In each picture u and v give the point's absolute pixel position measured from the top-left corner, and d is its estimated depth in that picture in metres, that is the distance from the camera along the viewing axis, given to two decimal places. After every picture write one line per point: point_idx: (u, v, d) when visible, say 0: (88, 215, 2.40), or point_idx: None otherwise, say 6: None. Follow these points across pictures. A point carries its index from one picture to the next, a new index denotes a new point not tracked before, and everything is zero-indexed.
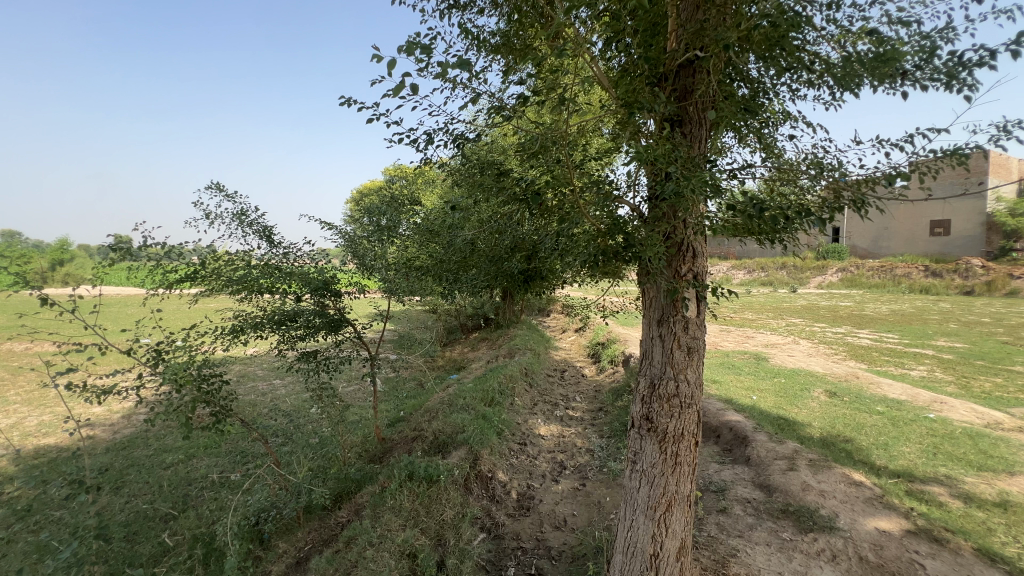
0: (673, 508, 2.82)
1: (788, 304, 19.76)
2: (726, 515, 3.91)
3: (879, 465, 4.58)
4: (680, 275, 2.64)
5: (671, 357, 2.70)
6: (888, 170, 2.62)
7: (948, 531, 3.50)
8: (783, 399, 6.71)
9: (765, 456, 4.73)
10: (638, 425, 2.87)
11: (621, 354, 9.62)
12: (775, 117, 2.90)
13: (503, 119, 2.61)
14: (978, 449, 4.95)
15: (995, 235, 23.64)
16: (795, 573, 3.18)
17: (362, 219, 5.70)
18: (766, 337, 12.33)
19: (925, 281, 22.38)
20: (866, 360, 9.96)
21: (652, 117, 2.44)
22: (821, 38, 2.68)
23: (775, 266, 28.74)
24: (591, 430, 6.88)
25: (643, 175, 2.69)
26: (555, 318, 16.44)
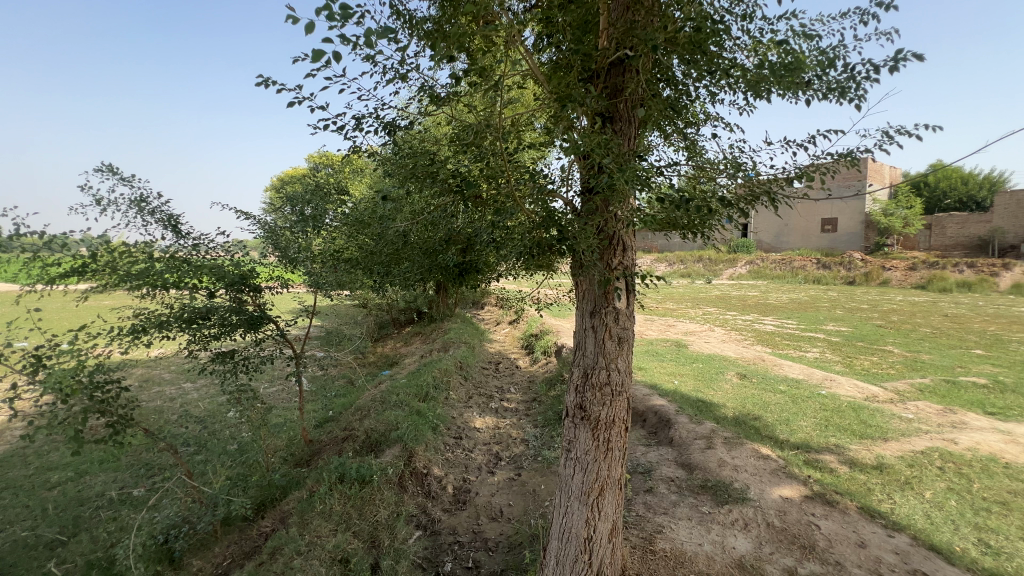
0: (605, 493, 2.93)
1: (703, 294, 21.33)
2: (652, 495, 4.15)
3: (782, 439, 5.08)
4: (611, 268, 2.72)
5: (603, 348, 2.79)
6: (793, 172, 2.86)
7: (838, 493, 3.95)
8: (701, 382, 7.26)
9: (686, 436, 5.08)
10: (572, 414, 2.95)
11: (554, 344, 9.86)
12: (696, 118, 3.06)
13: (436, 106, 2.53)
14: (860, 419, 5.66)
15: (871, 231, 27.40)
16: (714, 542, 3.45)
17: (283, 209, 5.36)
18: (685, 325, 13.24)
19: (818, 273, 25.15)
20: (770, 344, 11.02)
21: (584, 113, 2.49)
22: (736, 47, 2.86)
23: (692, 259, 30.85)
24: (526, 420, 7.00)
25: (575, 170, 2.74)
26: (489, 311, 16.48)
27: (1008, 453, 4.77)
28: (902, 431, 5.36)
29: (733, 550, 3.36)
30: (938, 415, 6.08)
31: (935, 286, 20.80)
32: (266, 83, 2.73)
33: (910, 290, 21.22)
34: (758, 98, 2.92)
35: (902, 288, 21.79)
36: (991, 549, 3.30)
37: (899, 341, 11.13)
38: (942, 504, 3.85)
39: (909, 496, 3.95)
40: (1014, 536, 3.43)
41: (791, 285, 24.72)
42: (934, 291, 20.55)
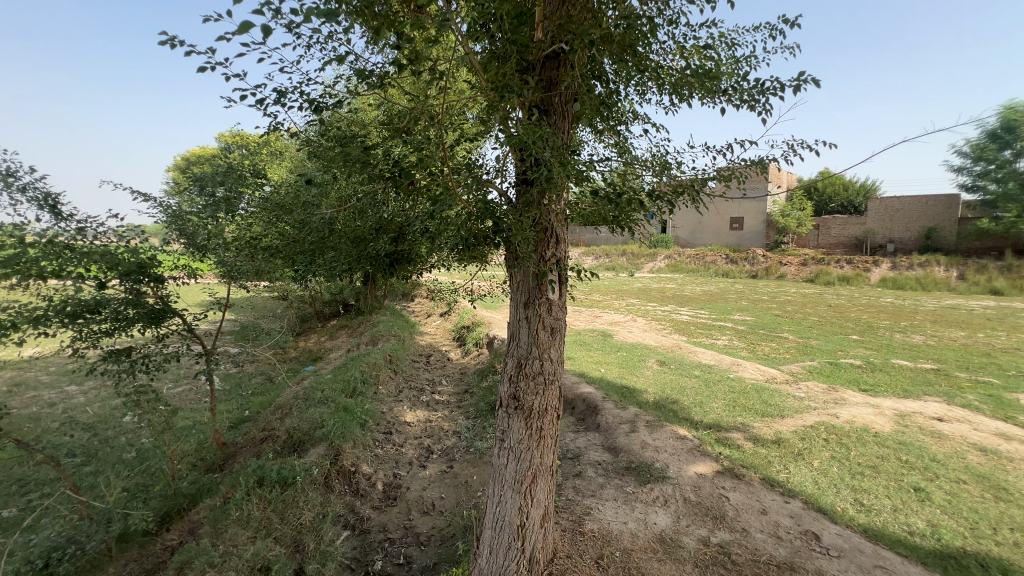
0: (538, 480, 3.00)
1: (626, 286, 22.44)
2: (581, 479, 4.32)
3: (697, 420, 5.50)
4: (544, 260, 2.75)
5: (536, 338, 2.84)
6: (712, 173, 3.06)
7: (744, 467, 4.36)
8: (625, 370, 7.65)
9: (612, 421, 5.34)
10: (505, 404, 2.98)
11: (485, 336, 9.89)
12: (625, 116, 3.17)
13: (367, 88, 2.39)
14: (762, 399, 6.28)
15: (771, 231, 30.42)
16: (637, 520, 3.65)
17: (189, 191, 4.85)
18: (611, 316, 13.86)
19: (726, 268, 27.43)
20: (685, 333, 11.87)
21: (521, 104, 2.48)
22: (663, 51, 3.00)
23: (616, 253, 32.37)
24: (458, 412, 6.97)
25: (511, 162, 2.73)
26: (419, 303, 16.18)
27: (877, 424, 5.52)
28: (795, 409, 6.00)
29: (654, 526, 3.58)
30: (823, 393, 6.89)
31: (821, 280, 23.51)
32: (174, 42, 2.36)
33: (802, 283, 23.81)
34: (681, 101, 3.08)
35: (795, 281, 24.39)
36: (864, 507, 3.81)
37: (793, 328, 12.47)
38: (826, 471, 4.37)
39: (801, 466, 4.45)
40: (882, 494, 3.99)
41: (704, 278, 26.73)
42: (821, 284, 23.22)
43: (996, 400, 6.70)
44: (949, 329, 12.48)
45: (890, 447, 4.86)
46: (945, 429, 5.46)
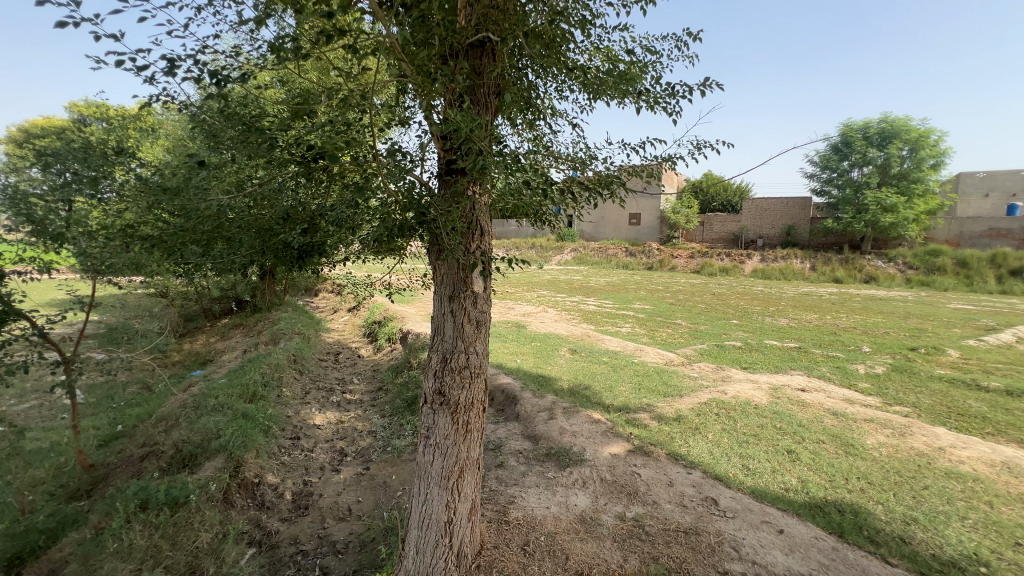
0: (465, 474, 2.99)
1: (537, 278, 23.12)
2: (503, 469, 4.39)
3: (608, 403, 5.85)
4: (469, 253, 2.70)
5: (462, 332, 2.80)
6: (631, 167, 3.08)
7: (652, 445, 4.72)
8: (540, 359, 7.89)
9: (530, 410, 5.49)
10: (430, 400, 2.92)
11: (399, 331, 9.59)
12: (545, 111, 3.20)
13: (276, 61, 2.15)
14: (663, 380, 6.86)
15: (664, 225, 33.19)
16: (559, 503, 3.79)
17: (29, 168, 4.03)
18: (523, 307, 14.20)
19: (626, 260, 29.41)
20: (593, 322, 12.55)
21: (446, 92, 2.40)
22: (580, 50, 3.08)
23: (526, 246, 33.17)
24: (372, 410, 6.68)
25: (434, 150, 2.64)
26: (324, 298, 15.25)
27: (757, 398, 6.29)
28: (691, 388, 6.62)
29: (575, 507, 3.74)
30: (713, 372, 7.68)
31: (706, 271, 26.18)
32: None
33: (691, 274, 26.31)
34: (597, 100, 3.21)
35: (685, 272, 26.89)
36: (750, 470, 4.33)
37: (685, 315, 13.76)
38: (719, 442, 4.89)
39: (698, 439, 4.93)
40: (763, 458, 4.56)
41: (607, 270, 28.42)
42: (706, 275, 25.86)
43: (842, 371, 7.98)
44: (806, 312, 14.61)
45: (767, 417, 5.57)
46: (807, 399, 6.37)
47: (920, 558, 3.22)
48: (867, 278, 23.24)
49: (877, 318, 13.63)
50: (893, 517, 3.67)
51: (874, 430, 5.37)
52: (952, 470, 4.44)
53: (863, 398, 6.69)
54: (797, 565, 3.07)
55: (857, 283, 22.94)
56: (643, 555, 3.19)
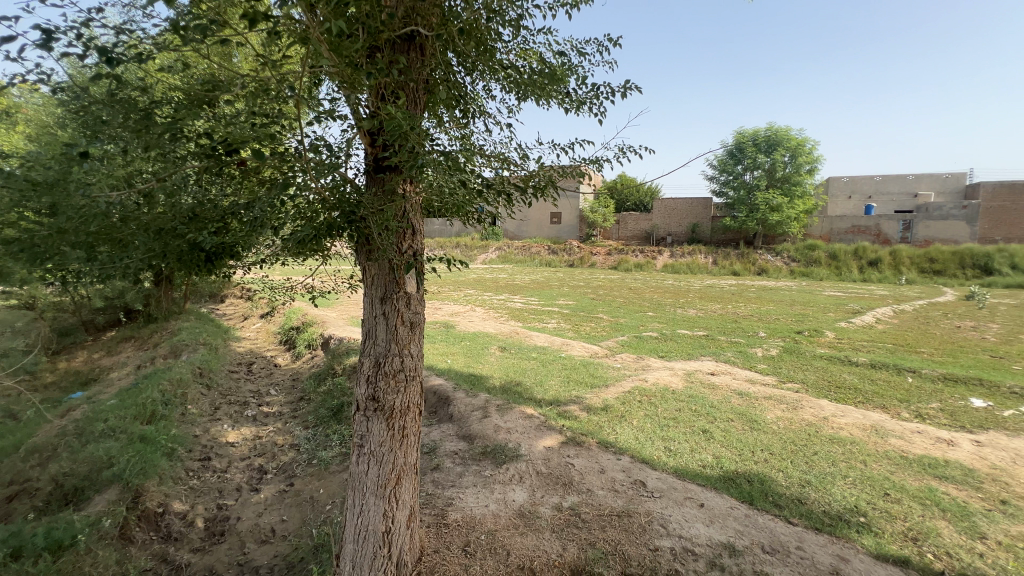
0: (402, 480, 2.91)
1: (463, 277, 23.03)
2: (439, 471, 4.33)
3: (539, 398, 5.99)
4: (401, 252, 2.62)
5: (396, 334, 2.71)
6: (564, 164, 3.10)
7: (583, 435, 4.91)
8: (470, 358, 7.87)
9: (464, 410, 5.47)
10: (363, 407, 2.82)
11: (320, 336, 9.08)
12: (474, 108, 3.19)
13: (180, 41, 1.94)
14: (589, 372, 7.15)
15: (584, 224, 34.57)
16: (497, 500, 3.81)
17: None
18: (450, 307, 14.08)
19: (549, 257, 30.25)
20: (520, 319, 12.76)
21: (374, 86, 2.32)
22: (509, 48, 3.11)
23: (451, 245, 32.90)
24: (294, 422, 6.27)
25: (361, 146, 2.53)
26: (232, 304, 14.04)
27: (674, 384, 6.76)
28: (615, 378, 6.97)
29: (513, 503, 3.78)
30: (634, 362, 8.15)
31: (623, 267, 27.68)
32: None
33: (609, 270, 27.68)
34: (525, 100, 3.28)
35: (604, 268, 28.22)
36: (672, 451, 4.65)
37: (606, 309, 14.45)
38: (643, 427, 5.20)
39: (624, 426, 5.20)
40: (682, 439, 4.92)
41: (531, 267, 29.04)
42: (623, 270, 27.34)
43: (743, 354, 8.84)
44: (711, 303, 15.99)
45: (684, 400, 6.02)
46: (716, 381, 6.98)
47: (815, 515, 3.66)
48: (760, 270, 25.96)
49: (769, 306, 15.27)
50: (792, 482, 4.13)
51: (772, 405, 6.01)
52: (835, 436, 5.10)
53: (762, 378, 7.46)
54: (717, 534, 3.35)
55: (751, 275, 25.54)
56: (581, 542, 3.30)
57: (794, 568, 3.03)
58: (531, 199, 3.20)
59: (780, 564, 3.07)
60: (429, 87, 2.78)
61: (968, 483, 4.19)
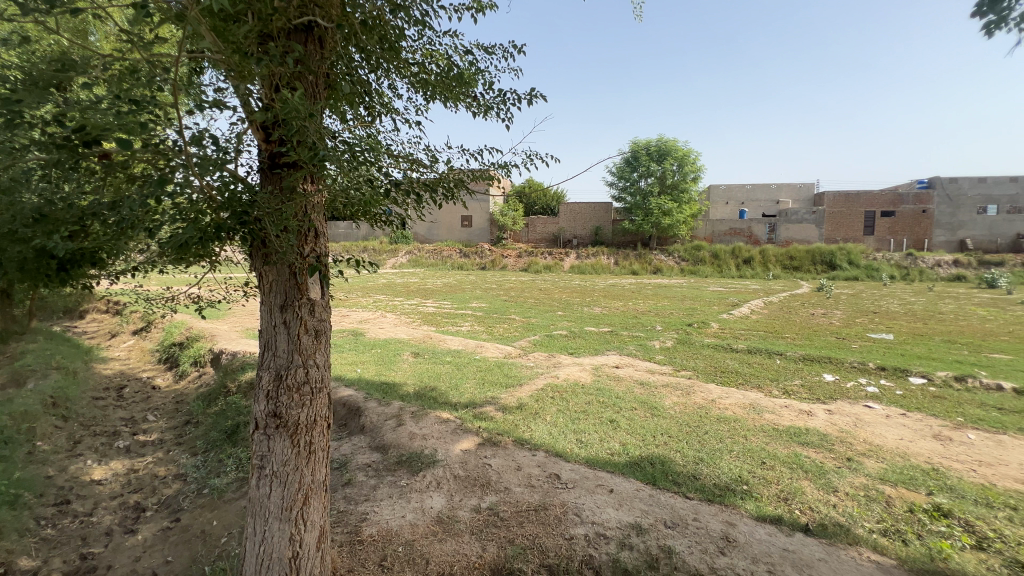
0: (310, 500, 2.74)
1: (372, 283, 22.16)
2: (351, 486, 4.13)
3: (455, 401, 5.95)
4: (303, 257, 2.45)
5: (298, 344, 2.53)
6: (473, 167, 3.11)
7: (499, 435, 4.96)
8: (382, 366, 7.59)
9: (376, 420, 5.26)
10: (263, 425, 2.61)
11: (208, 351, 8.18)
12: (378, 105, 3.10)
13: (21, 8, 1.66)
14: (504, 373, 7.26)
15: (494, 227, 35.08)
16: (414, 509, 3.72)
17: None
18: (359, 314, 13.47)
19: (461, 261, 30.23)
20: (433, 323, 12.57)
21: (267, 77, 2.17)
22: (414, 47, 3.06)
23: (357, 250, 31.51)
24: (178, 449, 5.58)
25: (254, 140, 2.34)
26: (95, 320, 12.15)
27: (583, 378, 7.11)
28: (529, 377, 7.15)
29: (431, 510, 3.71)
30: (545, 360, 8.42)
31: (533, 269, 28.51)
32: None
33: (519, 272, 28.34)
34: (432, 101, 3.25)
35: (514, 270, 28.82)
36: (583, 443, 4.88)
37: (518, 310, 14.75)
38: (556, 422, 5.40)
39: (539, 422, 5.36)
40: (592, 430, 5.18)
41: (443, 271, 28.76)
42: (532, 272, 28.12)
43: (644, 347, 9.55)
44: (614, 301, 17.06)
45: (592, 394, 6.35)
46: (621, 374, 7.47)
47: (707, 488, 4.06)
48: (655, 270, 28.23)
49: (664, 301, 16.67)
50: (687, 460, 4.54)
51: (669, 392, 6.57)
52: (721, 415, 5.71)
53: (660, 367, 8.13)
54: (625, 515, 3.58)
55: (648, 274, 27.71)
56: (500, 541, 3.34)
57: (691, 538, 3.33)
58: (442, 203, 3.17)
59: (680, 536, 3.35)
60: (329, 82, 2.65)
61: (823, 446, 4.93)
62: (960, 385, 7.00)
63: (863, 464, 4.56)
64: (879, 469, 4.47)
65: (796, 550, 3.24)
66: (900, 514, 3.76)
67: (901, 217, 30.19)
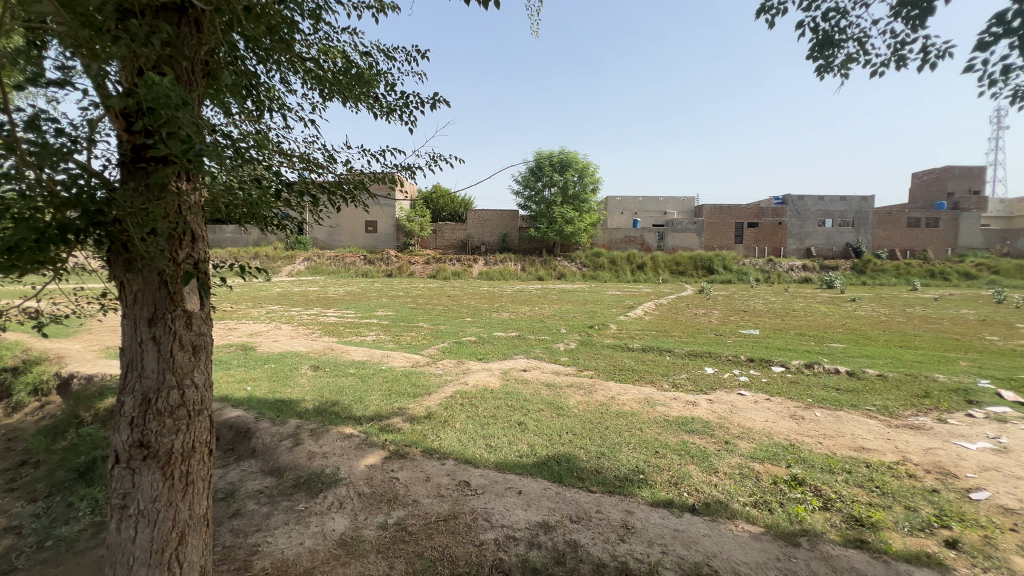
0: (187, 537, 2.43)
1: (264, 291, 20.36)
2: (239, 517, 3.73)
3: (360, 415, 5.66)
4: (176, 264, 2.17)
5: (171, 362, 2.24)
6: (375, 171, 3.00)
7: (407, 446, 4.81)
8: (276, 382, 6.98)
9: (269, 441, 4.82)
10: (126, 458, 2.27)
11: (54, 376, 6.90)
12: (268, 100, 2.88)
13: None
14: (412, 382, 7.07)
15: (400, 233, 34.22)
16: (314, 535, 3.46)
17: None
18: (249, 326, 12.28)
19: (365, 268, 28.98)
20: (335, 333, 11.87)
21: (127, 58, 1.91)
22: (309, 41, 2.90)
23: (247, 256, 28.75)
24: (11, 496, 4.62)
25: (113, 128, 2.05)
26: None
27: (492, 384, 7.17)
28: (438, 385, 7.04)
29: (332, 533, 3.48)
30: (454, 367, 8.36)
31: (441, 275, 28.20)
32: None
33: (427, 279, 27.86)
34: (329, 99, 3.10)
35: (422, 277, 28.29)
36: (492, 447, 4.92)
37: (426, 317, 14.48)
38: (465, 428, 5.38)
39: (448, 430, 5.29)
40: (501, 435, 5.24)
41: (345, 278, 27.30)
42: (441, 279, 27.85)
43: (549, 350, 9.90)
44: (522, 306, 17.49)
45: (501, 398, 6.43)
46: (528, 377, 7.66)
47: (608, 480, 4.31)
48: (559, 275, 29.47)
49: (568, 305, 17.45)
50: (591, 456, 4.78)
51: (574, 392, 6.88)
52: (620, 411, 6.11)
53: (565, 369, 8.47)
54: (534, 515, 3.66)
55: (553, 280, 28.84)
56: (408, 556, 3.22)
57: (595, 530, 3.51)
58: (341, 207, 3.01)
59: (584, 529, 3.51)
60: (208, 70, 2.41)
61: (705, 432, 5.49)
62: (809, 371, 8.24)
63: (737, 445, 5.15)
64: (750, 449, 5.09)
65: (685, 529, 3.56)
66: (767, 486, 4.31)
67: (763, 228, 34.91)
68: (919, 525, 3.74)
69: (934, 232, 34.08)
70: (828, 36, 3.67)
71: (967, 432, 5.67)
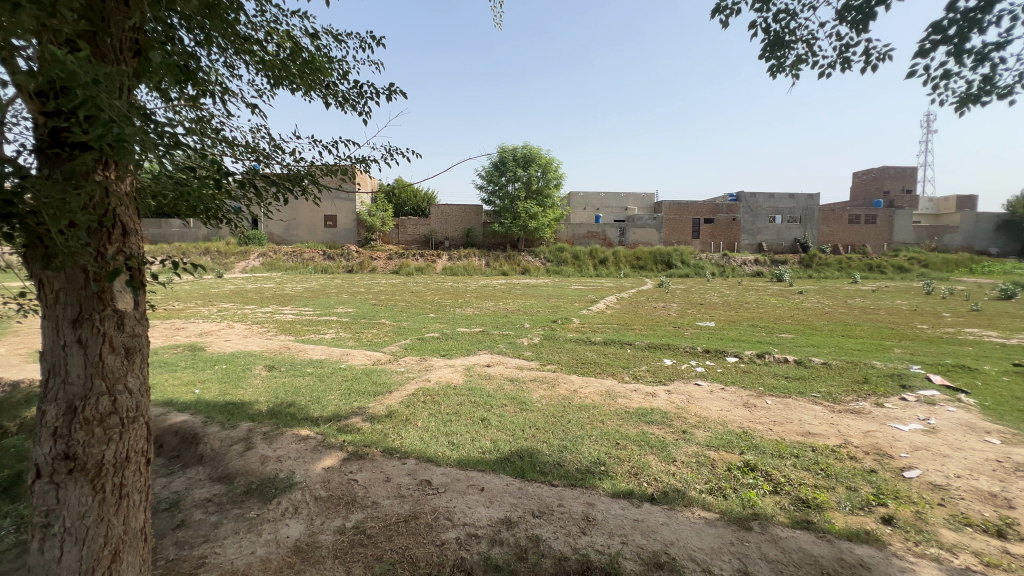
0: (121, 554, 2.27)
1: (215, 289, 19.36)
2: (185, 528, 3.53)
3: (317, 416, 5.47)
4: (104, 260, 2.01)
5: (100, 366, 2.07)
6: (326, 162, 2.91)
7: (366, 447, 4.69)
8: (227, 384, 6.65)
9: (219, 447, 4.59)
10: (49, 472, 2.09)
11: None
12: (209, 85, 2.74)
13: None
14: (372, 381, 6.90)
15: (361, 227, 33.41)
16: (266, 543, 3.32)
17: None
18: (198, 325, 11.65)
19: (324, 264, 28.10)
20: (292, 331, 11.44)
21: (40, 32, 1.74)
22: (254, 24, 2.77)
23: (197, 252, 27.30)
24: None
25: (27, 109, 1.86)
26: None
27: (455, 380, 7.10)
28: (399, 383, 6.90)
29: (286, 540, 3.35)
30: (417, 364, 8.23)
31: (404, 271, 27.74)
32: None
33: (389, 274, 27.34)
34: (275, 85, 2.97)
35: (384, 273, 27.72)
36: (454, 445, 4.87)
37: (388, 314, 14.20)
38: (427, 426, 5.30)
39: (409, 429, 5.21)
40: (464, 431, 5.20)
41: (304, 274, 26.39)
42: (404, 274, 27.39)
43: (513, 345, 9.91)
44: (485, 301, 17.45)
45: (464, 394, 6.38)
46: (492, 372, 7.63)
47: (570, 473, 4.36)
48: (523, 269, 29.60)
49: (531, 300, 17.55)
50: (553, 450, 4.82)
51: (537, 387, 6.91)
52: (582, 404, 6.18)
53: (528, 363, 8.50)
54: (496, 512, 3.65)
55: (517, 274, 28.94)
56: (367, 560, 3.15)
57: (557, 523, 3.54)
58: (289, 199, 2.90)
59: (546, 523, 3.54)
60: (139, 48, 2.24)
61: (663, 422, 5.64)
62: (761, 360, 8.62)
63: (694, 434, 5.32)
64: (706, 438, 5.26)
65: (644, 519, 3.65)
66: (721, 473, 4.47)
67: (718, 224, 36.23)
68: (859, 504, 3.98)
69: (872, 229, 36.43)
70: (778, 38, 3.83)
71: (900, 415, 6.08)
